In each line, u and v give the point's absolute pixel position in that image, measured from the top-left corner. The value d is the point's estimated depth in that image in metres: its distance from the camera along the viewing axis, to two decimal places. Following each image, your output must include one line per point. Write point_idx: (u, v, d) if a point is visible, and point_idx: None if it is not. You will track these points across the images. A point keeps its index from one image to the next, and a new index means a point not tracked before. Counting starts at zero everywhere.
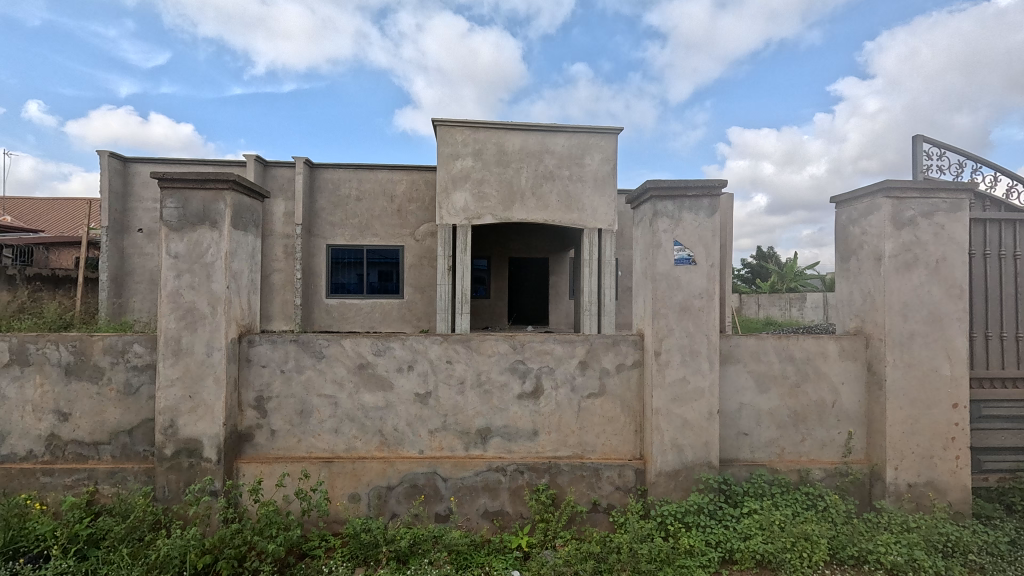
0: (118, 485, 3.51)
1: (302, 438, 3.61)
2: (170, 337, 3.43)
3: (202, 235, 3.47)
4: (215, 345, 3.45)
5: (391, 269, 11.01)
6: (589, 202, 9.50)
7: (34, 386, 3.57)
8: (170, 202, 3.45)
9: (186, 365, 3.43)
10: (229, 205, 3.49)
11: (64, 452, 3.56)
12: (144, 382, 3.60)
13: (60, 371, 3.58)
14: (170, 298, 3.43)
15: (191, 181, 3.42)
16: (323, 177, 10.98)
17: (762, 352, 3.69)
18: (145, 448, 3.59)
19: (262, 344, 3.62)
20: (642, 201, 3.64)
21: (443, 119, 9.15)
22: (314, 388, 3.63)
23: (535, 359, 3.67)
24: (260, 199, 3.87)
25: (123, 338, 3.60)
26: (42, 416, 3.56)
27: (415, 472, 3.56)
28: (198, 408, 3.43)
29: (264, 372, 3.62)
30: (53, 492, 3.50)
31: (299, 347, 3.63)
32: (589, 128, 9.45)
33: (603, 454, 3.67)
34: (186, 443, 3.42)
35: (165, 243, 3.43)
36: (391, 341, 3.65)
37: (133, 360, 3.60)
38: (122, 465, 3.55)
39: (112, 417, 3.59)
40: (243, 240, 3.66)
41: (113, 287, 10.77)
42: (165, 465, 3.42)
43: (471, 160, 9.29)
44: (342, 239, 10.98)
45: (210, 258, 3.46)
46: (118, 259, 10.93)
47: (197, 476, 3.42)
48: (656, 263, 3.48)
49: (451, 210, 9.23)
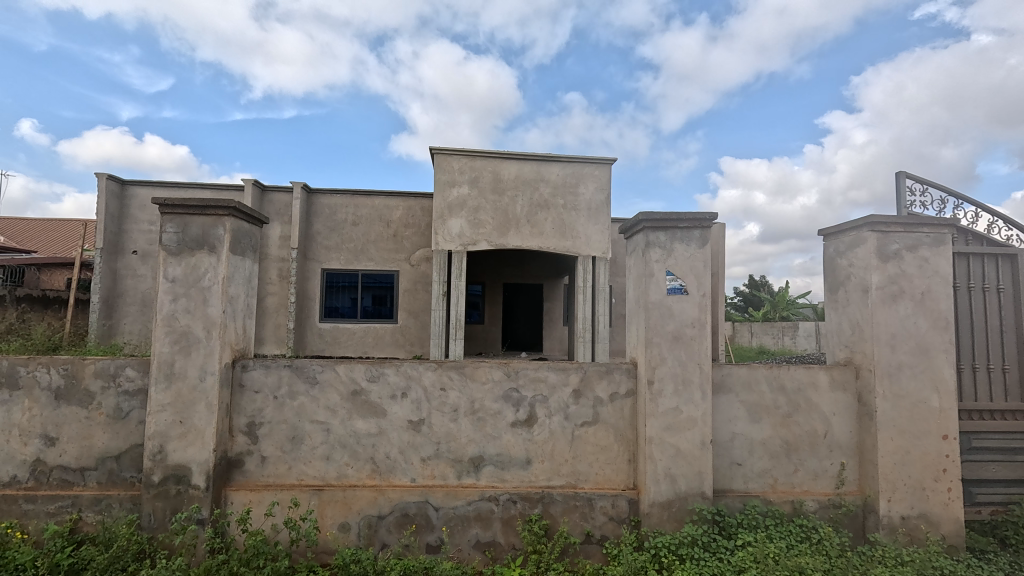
0: (103, 512, 3.45)
1: (293, 465, 3.57)
2: (163, 361, 3.43)
3: (200, 260, 3.50)
4: (208, 369, 3.44)
5: (385, 293, 11.04)
6: (583, 230, 9.63)
7: (22, 410, 3.53)
8: (170, 226, 3.49)
9: (178, 390, 3.42)
10: (228, 231, 3.53)
11: (49, 479, 3.50)
12: (134, 407, 3.57)
13: (49, 395, 3.54)
14: (165, 323, 3.44)
15: (191, 208, 3.48)
16: (320, 203, 11.09)
17: (754, 381, 3.72)
18: (132, 474, 3.53)
19: (256, 369, 3.61)
20: (634, 231, 3.71)
21: (442, 148, 9.35)
22: (306, 415, 3.61)
23: (529, 387, 3.68)
24: (259, 224, 3.90)
25: (116, 361, 3.58)
26: (28, 441, 3.51)
27: (407, 501, 3.52)
28: (188, 434, 3.39)
29: (256, 398, 3.60)
30: (35, 520, 3.42)
31: (292, 372, 3.62)
32: (583, 159, 9.67)
33: (597, 484, 3.65)
34: (174, 470, 3.37)
35: (162, 267, 3.46)
36: (385, 367, 3.65)
37: (124, 384, 3.57)
38: (108, 491, 3.49)
39: (99, 443, 3.54)
40: (241, 264, 3.68)
41: (104, 308, 10.70)
42: (152, 493, 3.36)
43: (468, 187, 9.44)
44: (337, 263, 11.02)
45: (207, 283, 3.49)
46: (111, 280, 10.89)
47: (184, 503, 3.37)
48: (649, 292, 3.54)
49: (447, 236, 9.33)
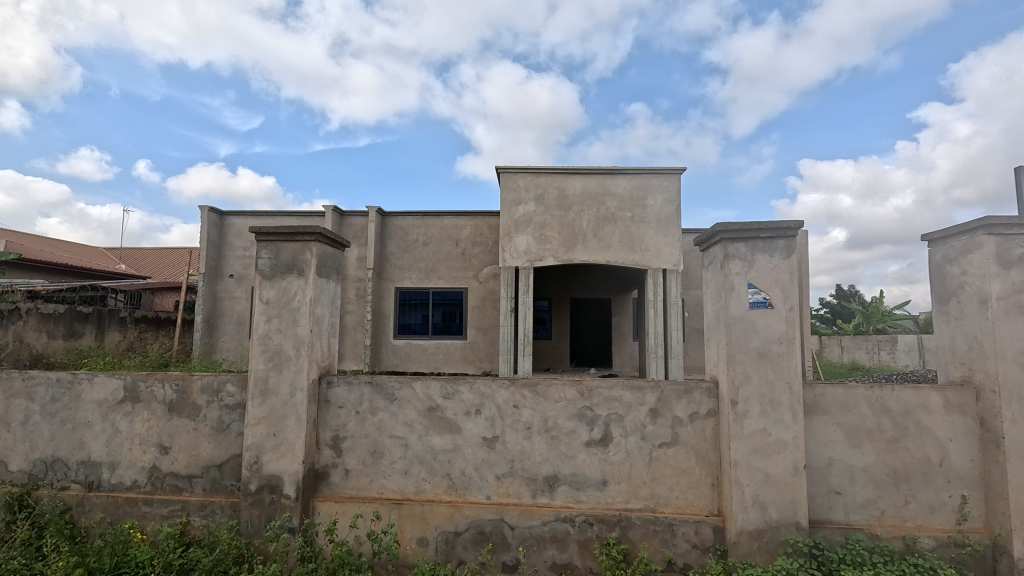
0: (207, 517, 3.74)
1: (374, 479, 3.71)
2: (259, 377, 3.70)
3: (291, 283, 3.76)
4: (298, 386, 3.66)
5: (455, 310, 11.32)
6: (653, 243, 9.38)
7: (142, 421, 3.93)
8: (264, 253, 3.80)
9: (272, 405, 3.67)
10: (315, 256, 3.78)
11: (163, 484, 3.86)
12: (234, 420, 3.87)
13: (164, 408, 3.92)
14: (261, 342, 3.73)
15: (282, 235, 3.76)
16: (393, 225, 11.62)
17: (853, 403, 3.40)
18: (232, 482, 3.82)
19: (340, 386, 3.80)
20: (711, 243, 3.56)
21: (508, 167, 9.52)
22: (386, 430, 3.74)
23: (604, 406, 3.59)
24: (341, 248, 4.15)
25: (218, 378, 3.91)
26: (146, 449, 3.90)
27: (483, 519, 3.53)
28: (281, 446, 3.62)
29: (340, 413, 3.78)
30: (152, 522, 3.79)
31: (373, 389, 3.77)
32: (651, 170, 9.46)
33: (678, 508, 3.48)
34: (268, 480, 3.61)
35: (258, 290, 3.76)
36: (459, 385, 3.72)
37: (225, 399, 3.89)
38: (211, 498, 3.79)
39: (205, 452, 3.86)
40: (325, 286, 3.92)
41: (206, 328, 11.77)
42: (249, 501, 3.61)
43: (533, 204, 9.53)
44: (409, 282, 11.46)
45: (297, 304, 3.74)
46: (212, 302, 11.98)
47: (277, 512, 3.58)
48: (729, 306, 3.37)
49: (514, 252, 9.43)
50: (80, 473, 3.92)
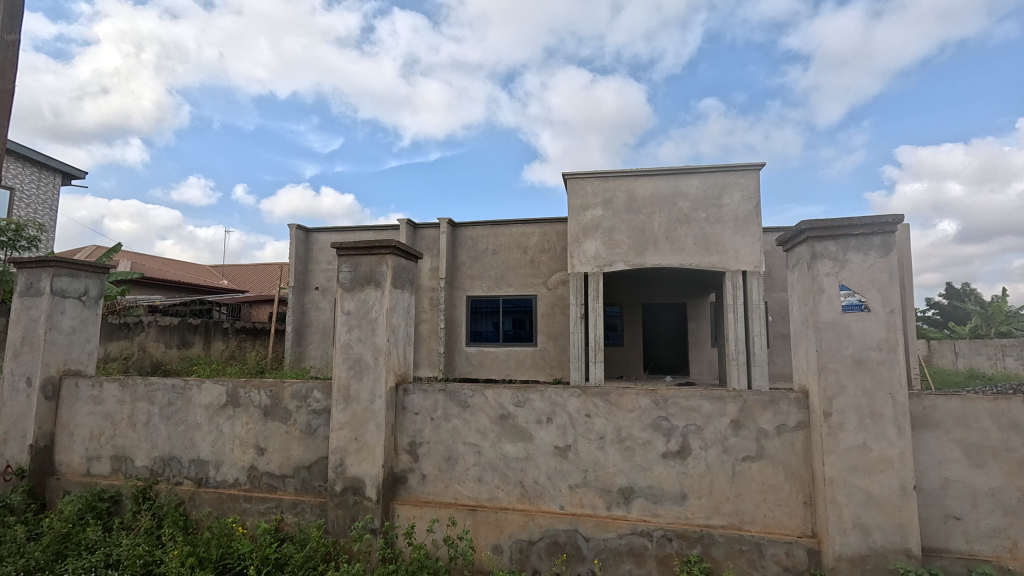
0: (298, 515, 4.01)
1: (449, 484, 3.79)
2: (342, 384, 3.92)
3: (369, 294, 3.96)
4: (377, 393, 3.84)
5: (525, 317, 11.38)
6: (730, 243, 8.92)
7: (242, 423, 4.29)
8: (345, 267, 4.03)
9: (354, 410, 3.87)
10: (390, 268, 3.96)
11: (260, 482, 4.19)
12: (321, 424, 4.12)
13: (260, 412, 4.26)
14: (343, 351, 3.95)
15: (361, 249, 3.98)
16: (463, 235, 11.92)
17: (972, 417, 3.02)
18: (320, 483, 4.06)
19: (415, 393, 3.93)
20: (796, 242, 3.32)
21: (575, 172, 9.47)
22: (460, 437, 3.81)
23: (681, 416, 3.45)
24: (414, 260, 4.31)
25: (306, 385, 4.19)
26: (246, 450, 4.25)
27: (557, 529, 3.50)
28: (362, 450, 3.81)
29: (416, 419, 3.91)
30: (252, 517, 4.11)
31: (447, 396, 3.87)
32: (726, 168, 9.01)
33: (765, 527, 3.25)
34: (352, 482, 3.80)
35: (340, 302, 4.00)
36: (530, 393, 3.72)
37: (313, 404, 4.15)
38: (302, 497, 4.05)
39: (296, 454, 4.14)
40: (401, 297, 4.08)
41: (295, 337, 12.67)
42: (335, 501, 3.82)
43: (601, 209, 9.39)
44: (480, 290, 11.68)
45: (375, 315, 3.93)
46: (300, 313, 12.88)
47: (360, 513, 3.76)
48: (819, 310, 3.11)
49: (583, 258, 9.34)
50: (191, 470, 4.35)
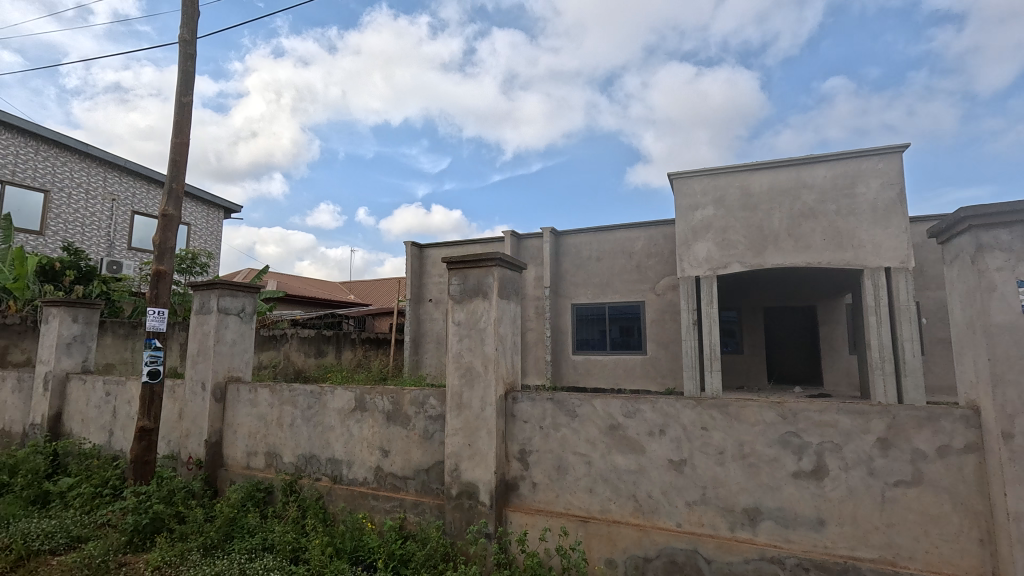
0: (419, 515, 4.27)
1: (560, 494, 3.79)
2: (455, 392, 4.11)
3: (477, 305, 4.13)
4: (487, 401, 3.97)
5: (632, 324, 11.07)
6: (868, 237, 7.90)
7: (368, 427, 4.68)
8: (455, 280, 4.25)
9: (466, 417, 4.04)
10: (496, 279, 4.09)
11: (386, 482, 4.52)
12: (437, 430, 4.36)
13: (384, 417, 4.61)
14: (455, 360, 4.15)
15: (469, 263, 4.17)
16: (567, 243, 11.93)
17: None
18: (438, 486, 4.28)
19: (524, 402, 3.99)
20: (952, 233, 2.85)
21: (681, 172, 9.06)
22: (569, 446, 3.80)
23: (813, 433, 3.11)
24: (519, 270, 4.41)
25: (423, 392, 4.46)
26: (373, 451, 4.62)
27: (674, 547, 3.33)
28: (475, 456, 3.95)
29: (526, 427, 3.97)
30: (379, 514, 4.45)
31: (555, 405, 3.88)
32: (859, 152, 8.03)
33: (927, 565, 2.81)
34: (466, 486, 3.96)
35: (451, 313, 4.22)
36: (640, 403, 3.60)
37: (429, 410, 4.40)
38: (422, 498, 4.31)
39: (415, 457, 4.42)
40: (507, 307, 4.20)
41: (413, 346, 13.55)
42: (452, 504, 4.01)
43: (712, 208, 8.86)
44: (585, 298, 11.58)
45: (483, 325, 4.08)
46: (416, 324, 13.76)
47: (475, 517, 3.90)
48: (988, 312, 2.64)
49: (693, 261, 8.86)
50: (328, 468, 4.83)
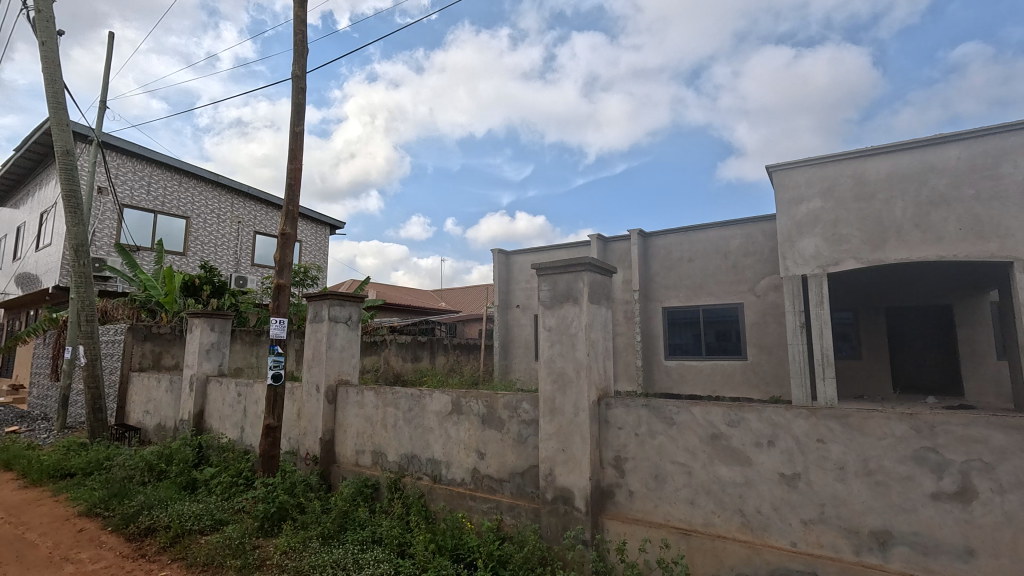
0: (516, 517, 4.34)
1: (659, 504, 3.66)
2: (548, 397, 4.14)
3: (568, 310, 4.14)
4: (580, 406, 3.95)
5: (730, 328, 10.44)
6: (1018, 224, 6.82)
7: (464, 429, 4.85)
8: (545, 285, 4.30)
9: (560, 422, 4.05)
10: (586, 284, 4.07)
11: (482, 484, 4.66)
12: (530, 434, 4.41)
13: (479, 420, 4.75)
14: (547, 365, 4.18)
15: (558, 268, 4.19)
16: (656, 244, 11.55)
17: None
18: (533, 489, 4.33)
19: (618, 408, 3.92)
20: None
21: (781, 164, 8.43)
22: (667, 455, 3.67)
23: (956, 449, 2.74)
24: (609, 274, 4.36)
25: (516, 396, 4.54)
26: (469, 453, 4.78)
27: (789, 568, 3.09)
28: (570, 461, 3.95)
29: (620, 434, 3.89)
30: (477, 514, 4.59)
31: (651, 412, 3.77)
32: (1003, 127, 6.97)
33: None
34: (562, 491, 3.96)
35: (542, 319, 4.27)
36: (745, 412, 3.39)
37: (523, 415, 4.47)
38: (518, 501, 4.38)
39: (510, 460, 4.51)
40: (598, 312, 4.16)
41: (502, 351, 13.82)
42: (548, 508, 4.03)
43: (819, 200, 8.14)
44: (677, 301, 11.12)
45: (574, 330, 4.07)
46: (505, 329, 14.01)
47: (571, 522, 3.89)
48: None
49: (799, 258, 8.19)
50: (428, 468, 5.08)
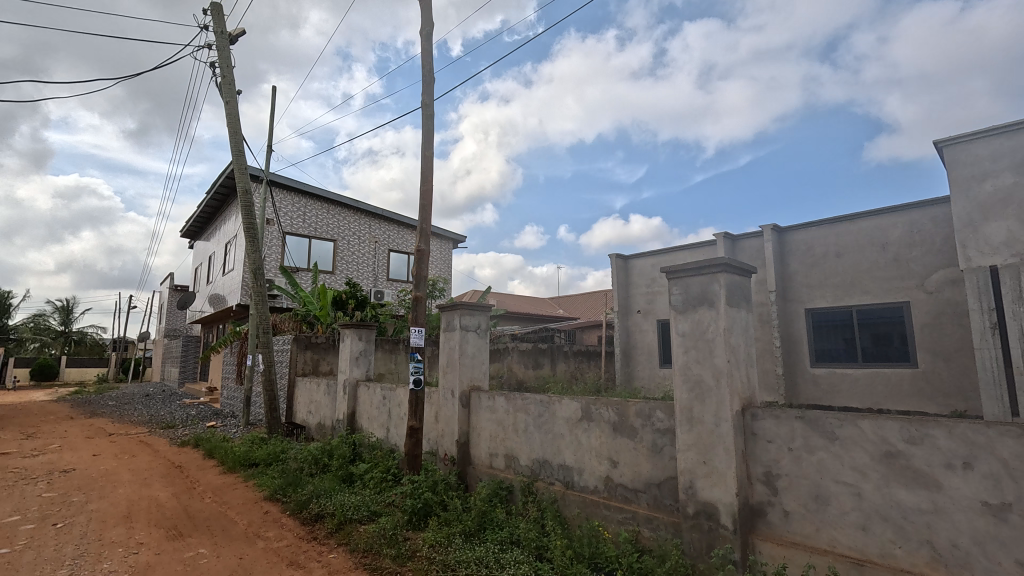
0: (654, 530, 4.19)
1: (821, 527, 3.31)
2: (684, 406, 3.95)
3: (703, 314, 3.93)
4: (722, 416, 3.70)
5: (893, 331, 9.09)
6: None
7: (595, 437, 4.81)
8: (676, 289, 4.14)
9: (699, 433, 3.83)
10: (723, 286, 3.84)
11: (616, 493, 4.58)
12: (666, 444, 4.25)
13: (610, 428, 4.69)
14: (682, 372, 4.00)
15: (690, 270, 4.02)
16: (794, 240, 10.49)
17: None
18: (671, 502, 4.16)
19: (767, 419, 3.61)
20: None
21: (954, 137, 7.19)
22: (829, 473, 3.30)
23: None
24: (748, 275, 4.07)
25: (649, 404, 4.41)
26: (601, 461, 4.73)
27: None
28: (712, 474, 3.72)
29: (770, 448, 3.58)
30: (613, 524, 4.52)
31: (806, 425, 3.41)
32: None
33: None
34: (704, 506, 3.75)
35: (674, 324, 4.11)
36: (929, 428, 2.93)
37: (657, 424, 4.33)
38: (656, 513, 4.24)
39: (645, 470, 4.37)
40: (737, 315, 3.90)
41: (624, 358, 13.47)
42: (690, 523, 3.83)
43: (1010, 175, 6.78)
44: (823, 301, 9.96)
45: (711, 335, 3.85)
46: (626, 336, 13.65)
47: (718, 540, 3.65)
48: None
49: (985, 246, 6.88)
50: (560, 473, 5.12)
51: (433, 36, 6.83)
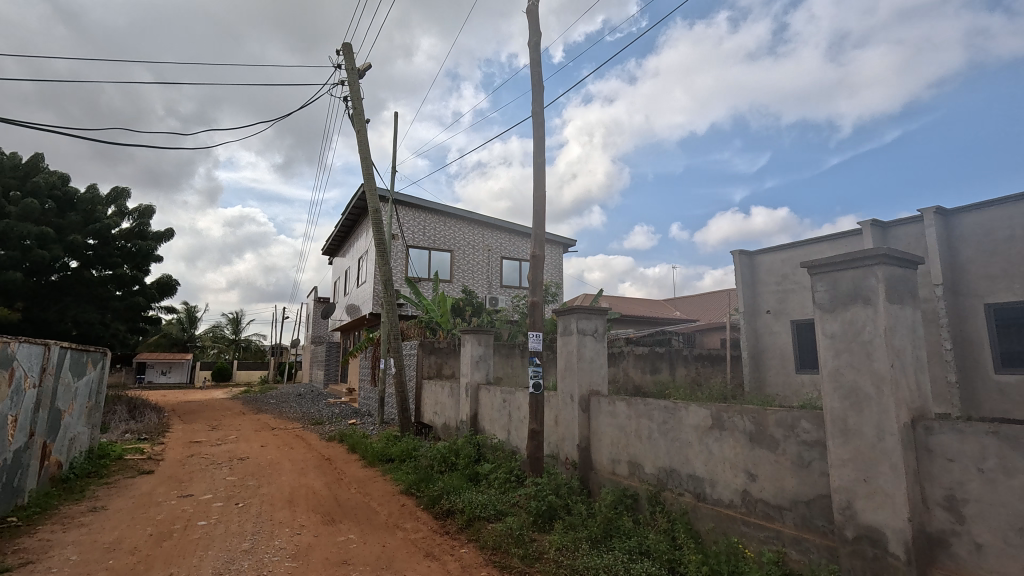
0: (804, 552, 3.80)
1: None
2: (837, 416, 3.53)
3: (856, 313, 3.49)
4: (886, 429, 3.25)
5: None
6: None
7: (729, 447, 4.49)
8: (821, 286, 3.74)
9: (856, 446, 3.39)
10: (882, 280, 3.38)
11: (756, 509, 4.23)
12: (816, 458, 3.84)
13: (746, 438, 4.34)
14: (833, 377, 3.58)
15: (838, 264, 3.61)
16: (966, 223, 8.91)
17: None
18: (824, 523, 3.74)
19: (946, 434, 3.10)
20: None
21: None
22: None
23: None
24: (912, 267, 3.55)
25: (792, 413, 4.02)
26: (737, 473, 4.40)
27: None
28: (876, 495, 3.27)
29: (952, 468, 3.07)
30: (753, 542, 4.18)
31: (1003, 443, 2.87)
32: None
33: None
34: (867, 531, 3.31)
35: (820, 324, 3.71)
36: None
37: (803, 435, 3.92)
38: (805, 534, 3.84)
39: (790, 486, 3.99)
40: (901, 313, 3.41)
41: (753, 363, 12.42)
42: (848, 548, 3.41)
43: None
44: (1009, 295, 8.32)
45: (869, 336, 3.40)
46: (754, 338, 12.57)
47: (886, 571, 3.20)
48: None
49: None
50: (689, 484, 4.86)
51: (540, 45, 6.94)
